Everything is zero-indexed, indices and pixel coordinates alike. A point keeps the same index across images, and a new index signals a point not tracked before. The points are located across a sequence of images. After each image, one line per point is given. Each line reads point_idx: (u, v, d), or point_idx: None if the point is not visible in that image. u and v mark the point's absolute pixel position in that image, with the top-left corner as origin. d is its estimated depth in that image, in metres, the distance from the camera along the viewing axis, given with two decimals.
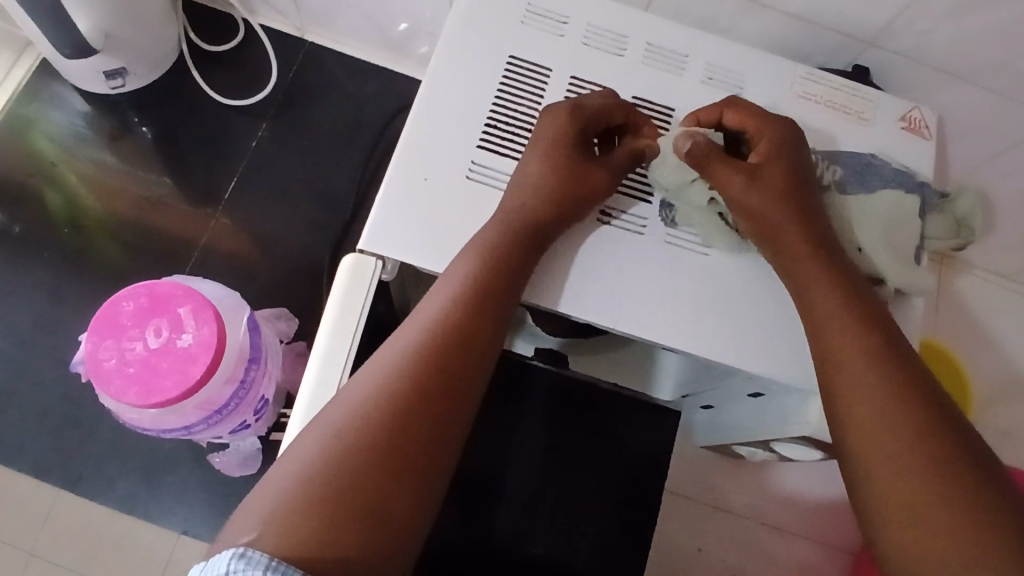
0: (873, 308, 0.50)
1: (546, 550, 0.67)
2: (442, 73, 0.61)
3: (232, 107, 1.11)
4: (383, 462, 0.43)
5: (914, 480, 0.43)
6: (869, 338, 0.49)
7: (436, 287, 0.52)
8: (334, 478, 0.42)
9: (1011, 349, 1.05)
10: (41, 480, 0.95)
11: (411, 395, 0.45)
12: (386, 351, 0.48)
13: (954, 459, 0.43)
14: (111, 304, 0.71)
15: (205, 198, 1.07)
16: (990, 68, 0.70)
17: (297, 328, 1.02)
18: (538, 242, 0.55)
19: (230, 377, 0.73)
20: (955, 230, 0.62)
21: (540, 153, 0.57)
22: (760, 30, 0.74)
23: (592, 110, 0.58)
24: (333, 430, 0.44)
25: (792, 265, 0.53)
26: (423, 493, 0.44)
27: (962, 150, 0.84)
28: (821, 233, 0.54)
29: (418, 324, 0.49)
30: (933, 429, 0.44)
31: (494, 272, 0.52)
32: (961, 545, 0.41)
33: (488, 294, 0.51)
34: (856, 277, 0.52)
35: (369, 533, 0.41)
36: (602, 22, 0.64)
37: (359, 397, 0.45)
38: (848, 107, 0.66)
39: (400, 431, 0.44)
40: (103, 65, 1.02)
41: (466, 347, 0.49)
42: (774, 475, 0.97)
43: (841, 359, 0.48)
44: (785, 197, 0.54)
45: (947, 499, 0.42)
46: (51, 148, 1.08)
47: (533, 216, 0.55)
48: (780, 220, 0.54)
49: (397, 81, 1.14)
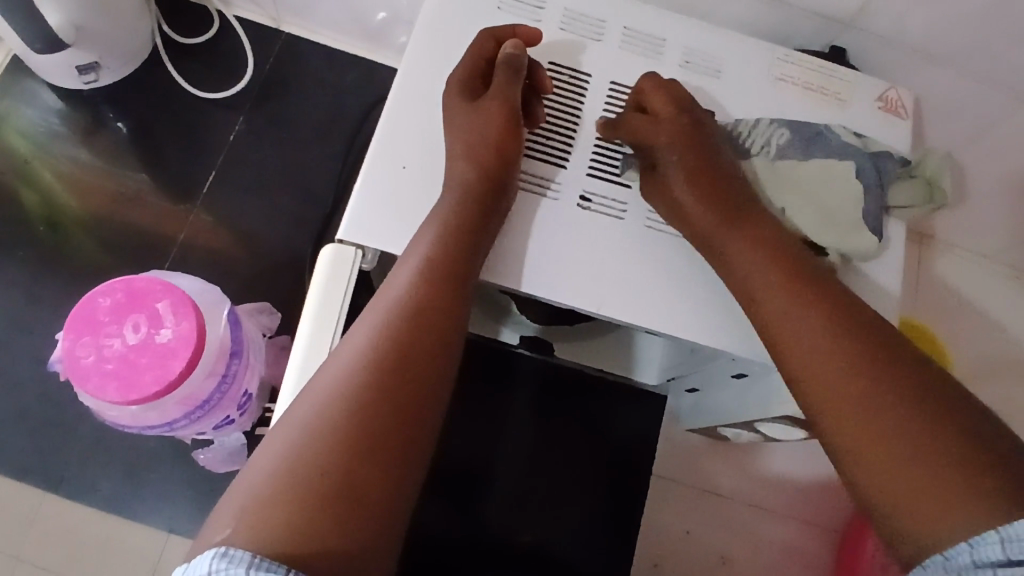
0: (795, 267, 0.51)
1: (533, 537, 0.68)
2: (419, 62, 0.60)
3: (209, 100, 1.10)
4: (353, 449, 0.43)
5: (886, 436, 0.43)
6: (806, 304, 0.49)
7: (394, 273, 0.51)
8: (307, 467, 0.42)
9: (990, 328, 1.06)
10: (24, 483, 0.94)
11: (372, 379, 0.45)
12: (349, 340, 0.48)
13: (919, 406, 0.43)
14: (87, 301, 0.70)
15: (184, 194, 1.06)
16: (965, 47, 0.70)
17: (280, 322, 1.02)
18: (490, 215, 0.55)
19: (212, 373, 0.72)
20: (923, 194, 0.61)
21: (452, 129, 0.57)
22: (737, 13, 0.74)
23: (461, 72, 0.59)
24: (302, 425, 0.43)
25: (723, 246, 0.54)
26: (399, 475, 0.44)
27: (941, 129, 0.84)
28: (746, 209, 0.55)
29: (376, 311, 0.49)
30: (896, 382, 0.45)
31: (454, 254, 0.52)
32: (947, 481, 0.40)
33: (445, 274, 0.51)
34: (777, 242, 0.53)
35: (347, 520, 0.41)
36: (579, 6, 0.64)
37: (324, 390, 0.45)
38: (825, 88, 0.66)
39: (372, 420, 0.44)
40: (75, 60, 1.00)
41: (425, 326, 0.48)
42: (758, 458, 0.98)
43: (783, 335, 0.49)
44: (700, 184, 0.56)
45: (914, 451, 0.42)
46: (24, 145, 1.06)
47: (486, 192, 0.55)
48: (690, 206, 0.55)
49: (376, 71, 1.13)
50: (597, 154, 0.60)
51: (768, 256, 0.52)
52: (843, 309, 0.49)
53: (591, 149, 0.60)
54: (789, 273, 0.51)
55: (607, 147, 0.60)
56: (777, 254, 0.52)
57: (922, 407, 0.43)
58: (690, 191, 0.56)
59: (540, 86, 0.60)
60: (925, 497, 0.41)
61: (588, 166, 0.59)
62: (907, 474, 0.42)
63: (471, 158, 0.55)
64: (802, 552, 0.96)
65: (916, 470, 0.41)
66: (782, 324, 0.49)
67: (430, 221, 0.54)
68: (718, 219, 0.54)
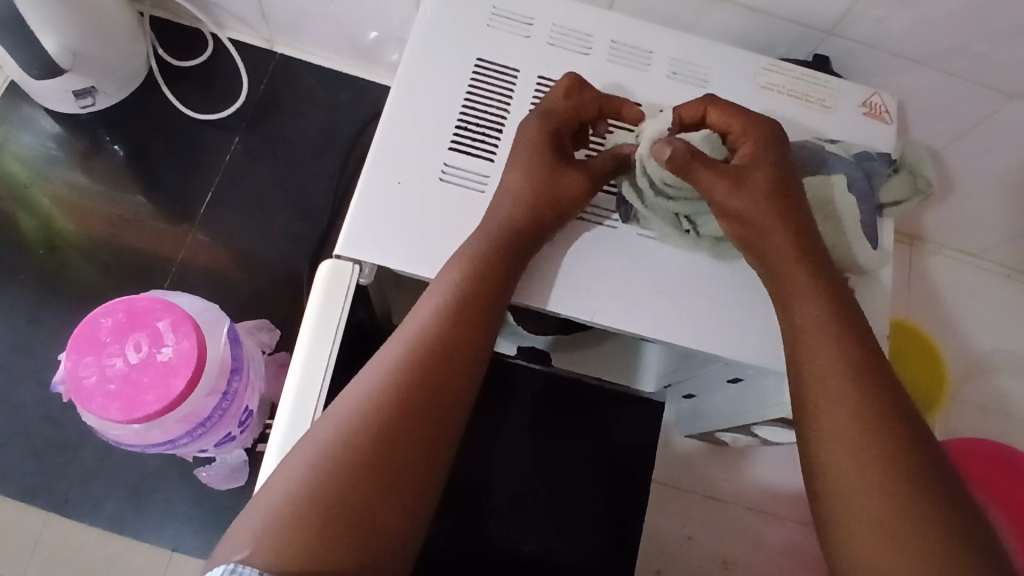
0: (853, 321, 0.51)
1: (536, 546, 0.68)
2: (411, 79, 0.61)
3: (204, 121, 1.11)
4: (371, 476, 0.43)
5: (884, 497, 0.44)
6: (836, 357, 0.49)
7: (423, 300, 0.52)
8: (327, 493, 0.42)
9: (984, 327, 1.07)
10: (27, 506, 0.94)
11: (398, 408, 0.46)
12: (376, 364, 0.48)
13: (904, 478, 0.44)
14: (89, 322, 0.71)
15: (182, 214, 1.07)
16: (944, 52, 0.72)
17: (279, 339, 1.03)
18: (525, 249, 0.55)
19: (213, 390, 0.73)
20: (910, 186, 0.63)
21: (520, 164, 0.58)
22: (721, 25, 0.75)
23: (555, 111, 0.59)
24: (324, 449, 0.44)
25: (773, 273, 0.54)
26: (413, 504, 0.44)
27: (927, 134, 0.86)
28: (806, 235, 0.55)
29: (403, 339, 0.49)
30: (895, 457, 0.45)
31: (482, 282, 0.52)
32: (920, 556, 0.42)
33: (473, 306, 0.51)
34: (826, 275, 0.53)
35: (359, 547, 0.41)
36: (567, 22, 0.66)
37: (346, 414, 0.45)
38: (809, 96, 0.67)
39: (392, 445, 0.45)
40: (72, 85, 1.01)
41: (455, 358, 0.49)
42: (755, 461, 0.99)
43: (821, 387, 0.48)
44: (776, 198, 0.55)
45: (907, 519, 0.43)
46: (22, 170, 1.07)
47: (525, 223, 0.56)
48: (769, 228, 0.54)
49: (367, 88, 1.15)
50: None
51: (829, 310, 0.51)
52: (873, 367, 0.49)
53: None
54: (846, 329, 0.50)
55: None
56: (827, 292, 0.52)
57: (913, 485, 0.44)
58: (766, 203, 0.54)
59: (534, 103, 0.62)
60: (891, 554, 0.42)
61: None
62: (870, 524, 0.43)
63: (519, 198, 0.56)
64: (804, 555, 0.96)
65: (903, 536, 0.42)
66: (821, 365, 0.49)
67: (458, 254, 0.54)
68: (782, 240, 0.54)
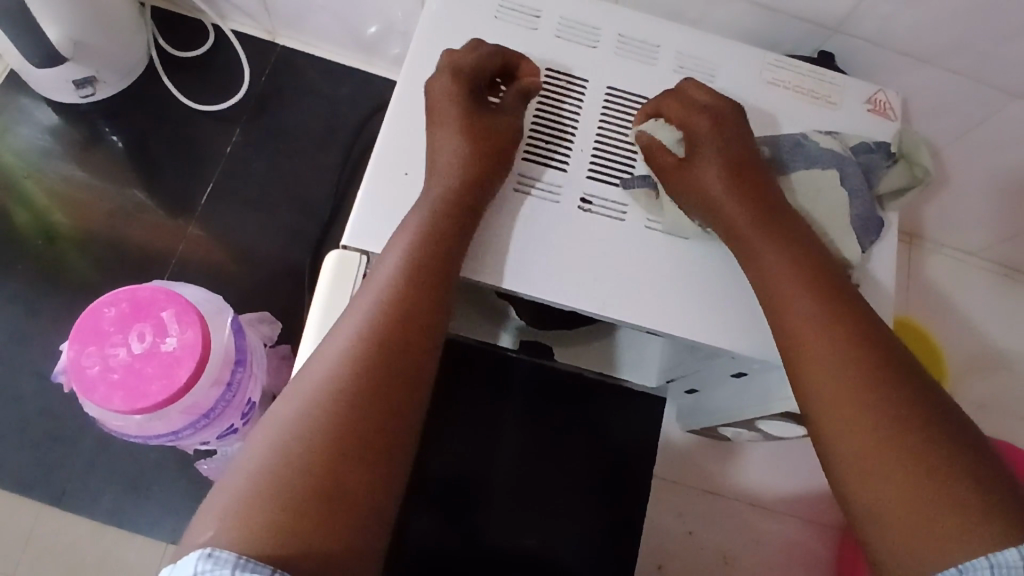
0: (825, 285, 0.51)
1: (537, 541, 0.68)
2: (418, 71, 0.61)
3: (205, 113, 1.11)
4: (338, 448, 0.42)
5: (895, 469, 0.43)
6: (814, 327, 0.49)
7: (375, 272, 0.51)
8: (293, 470, 0.41)
9: (981, 325, 1.08)
10: (24, 499, 0.93)
11: (357, 379, 0.45)
12: (334, 339, 0.48)
13: (902, 450, 0.43)
14: (92, 312, 0.70)
15: (182, 206, 1.06)
16: (949, 50, 0.72)
17: (281, 331, 1.02)
18: (473, 211, 0.55)
19: (216, 381, 0.72)
20: (906, 175, 0.63)
21: (447, 123, 0.57)
22: (728, 20, 0.75)
23: (469, 70, 0.59)
24: (287, 428, 0.43)
25: (742, 248, 0.55)
26: (384, 471, 0.43)
27: (931, 130, 0.86)
28: (764, 209, 0.55)
29: (359, 311, 0.49)
30: (888, 427, 0.44)
31: (434, 253, 0.52)
32: (930, 525, 0.41)
33: (428, 275, 0.51)
34: (787, 249, 0.53)
35: (330, 520, 0.40)
36: (573, 14, 0.65)
37: (310, 391, 0.45)
38: (815, 92, 0.68)
39: (361, 419, 0.44)
40: (72, 74, 1.01)
41: (409, 323, 0.49)
42: (755, 457, 0.99)
43: (807, 356, 0.49)
44: (735, 173, 0.56)
45: (915, 491, 0.42)
46: (20, 161, 1.06)
47: (467, 188, 0.55)
48: (729, 206, 0.55)
49: (369, 81, 1.14)
50: (597, 156, 0.61)
51: (798, 287, 0.51)
52: (843, 334, 0.48)
53: (592, 153, 0.61)
54: (814, 299, 0.50)
55: (603, 149, 0.61)
56: (801, 264, 0.52)
57: (909, 454, 0.43)
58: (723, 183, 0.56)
59: (541, 95, 0.62)
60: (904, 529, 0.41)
61: (589, 168, 0.60)
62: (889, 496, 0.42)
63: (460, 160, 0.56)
64: (803, 551, 0.97)
65: (919, 508, 0.41)
66: (806, 332, 0.49)
67: (407, 226, 0.54)
68: (744, 217, 0.54)
